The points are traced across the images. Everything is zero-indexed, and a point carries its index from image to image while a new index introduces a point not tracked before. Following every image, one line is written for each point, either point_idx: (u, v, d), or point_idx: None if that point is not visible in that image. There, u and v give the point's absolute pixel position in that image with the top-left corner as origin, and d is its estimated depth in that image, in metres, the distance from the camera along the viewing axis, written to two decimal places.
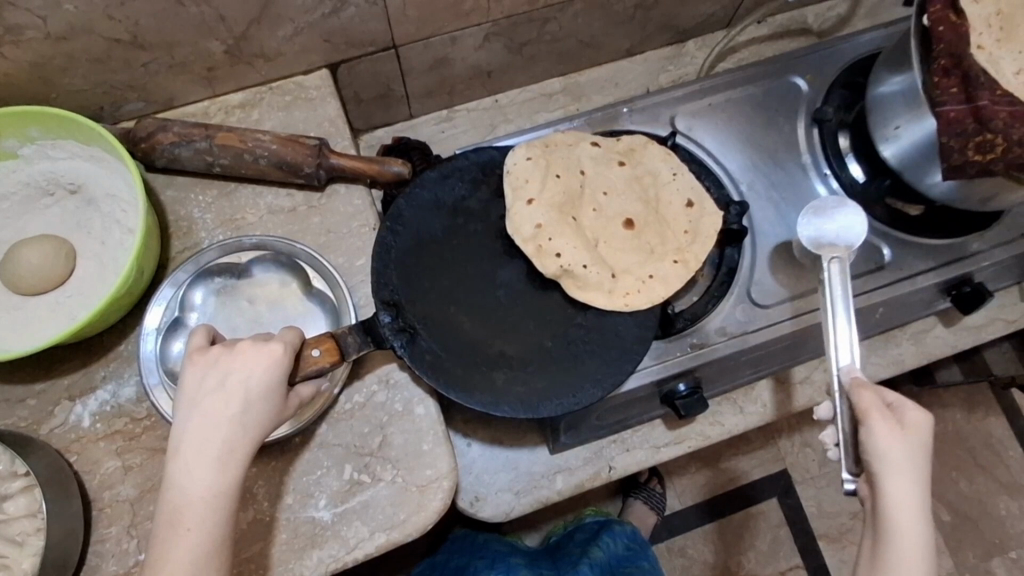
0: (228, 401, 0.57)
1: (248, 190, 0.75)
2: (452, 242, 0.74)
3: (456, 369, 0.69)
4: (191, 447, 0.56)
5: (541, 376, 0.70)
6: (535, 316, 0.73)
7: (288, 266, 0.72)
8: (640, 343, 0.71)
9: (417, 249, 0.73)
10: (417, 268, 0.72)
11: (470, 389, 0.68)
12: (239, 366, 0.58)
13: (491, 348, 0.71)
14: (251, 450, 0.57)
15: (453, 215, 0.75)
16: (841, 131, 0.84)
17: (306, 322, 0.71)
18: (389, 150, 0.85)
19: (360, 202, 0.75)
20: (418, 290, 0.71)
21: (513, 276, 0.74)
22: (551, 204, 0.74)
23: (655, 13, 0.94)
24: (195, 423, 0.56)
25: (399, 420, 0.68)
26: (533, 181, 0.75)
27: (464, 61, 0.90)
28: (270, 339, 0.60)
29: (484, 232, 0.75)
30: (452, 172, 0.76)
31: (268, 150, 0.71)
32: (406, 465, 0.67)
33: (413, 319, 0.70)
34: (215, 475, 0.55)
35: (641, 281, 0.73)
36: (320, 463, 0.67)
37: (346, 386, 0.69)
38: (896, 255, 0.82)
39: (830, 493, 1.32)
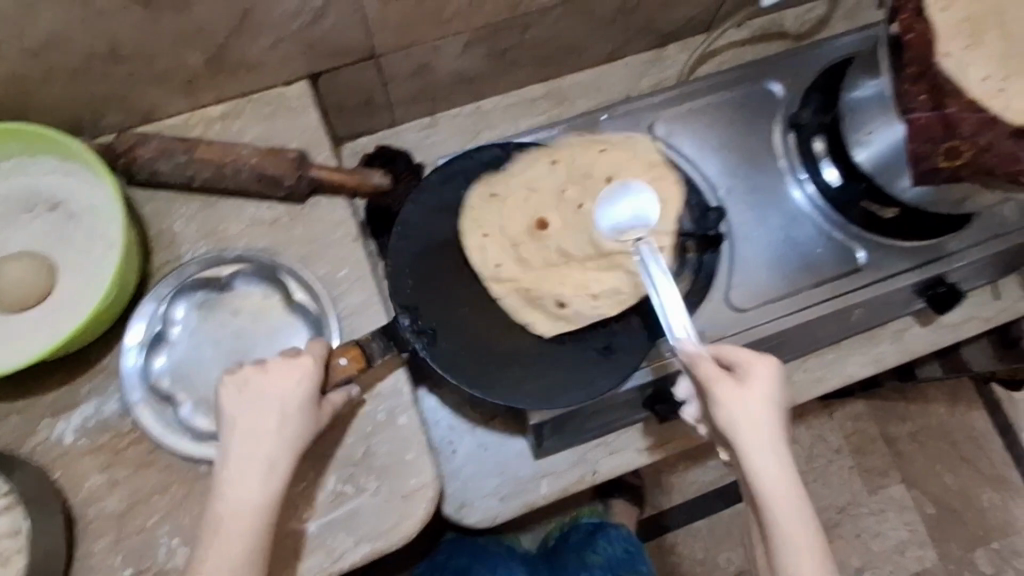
0: (266, 415, 0.59)
1: (230, 203, 0.75)
2: (449, 248, 0.76)
3: (473, 365, 0.72)
4: (235, 460, 0.58)
5: (557, 370, 0.73)
6: (534, 313, 0.74)
7: (271, 279, 0.72)
8: (622, 346, 0.73)
9: (424, 254, 0.75)
10: (427, 270, 0.75)
11: (489, 384, 0.71)
12: (275, 387, 0.61)
13: (506, 344, 0.73)
14: (292, 462, 0.59)
15: (457, 217, 0.77)
16: (818, 134, 0.84)
17: (288, 336, 0.71)
18: (372, 158, 0.91)
19: (341, 213, 0.75)
20: (433, 294, 0.74)
21: (507, 272, 0.75)
22: (525, 184, 0.78)
23: (635, 18, 0.94)
24: (238, 437, 0.59)
25: (383, 430, 0.69)
26: (539, 154, 0.79)
27: (445, 68, 0.90)
28: (298, 353, 0.64)
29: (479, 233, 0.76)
30: (454, 175, 0.79)
31: (247, 163, 0.71)
32: (390, 475, 0.68)
33: (431, 322, 0.73)
34: (260, 485, 0.58)
35: (516, 291, 0.74)
36: (304, 474, 0.67)
37: None
38: (872, 258, 0.83)
39: (816, 489, 1.38)
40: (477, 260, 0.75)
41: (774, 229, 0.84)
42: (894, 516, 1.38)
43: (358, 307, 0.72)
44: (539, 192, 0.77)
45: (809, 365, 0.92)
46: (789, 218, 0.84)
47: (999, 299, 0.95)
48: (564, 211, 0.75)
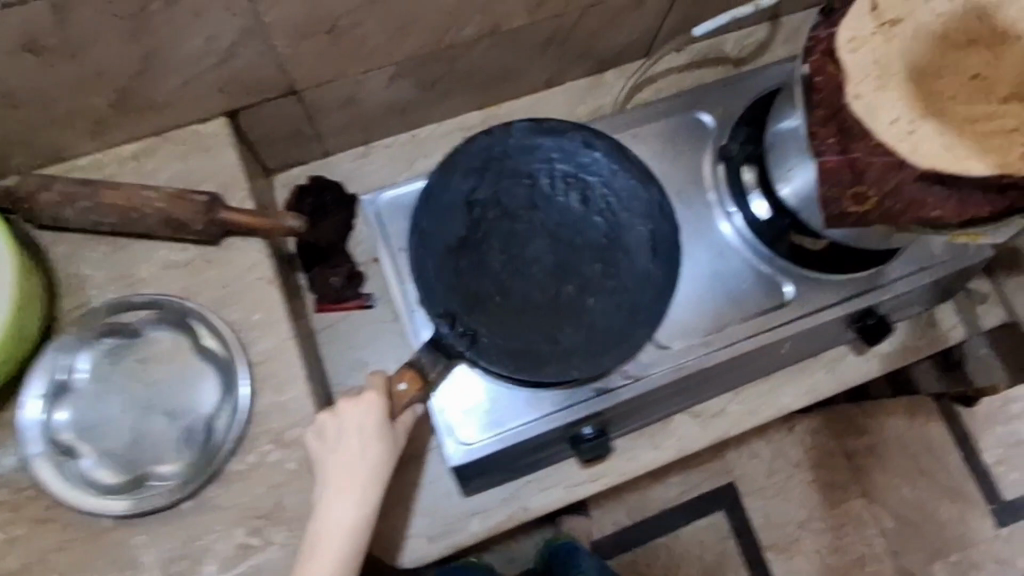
0: (350, 450, 0.66)
1: (142, 247, 0.73)
2: (465, 246, 0.77)
3: (519, 351, 0.75)
4: (331, 491, 0.65)
5: (598, 343, 0.76)
6: (562, 300, 0.77)
7: (182, 324, 0.71)
8: (651, 314, 0.77)
9: (448, 257, 0.77)
10: (451, 273, 0.76)
11: (539, 366, 0.75)
12: (348, 423, 0.67)
13: (550, 322, 0.76)
14: (380, 486, 0.67)
15: (469, 215, 0.78)
16: (745, 164, 0.83)
17: (198, 383, 0.70)
18: (303, 190, 0.92)
19: (257, 256, 0.74)
20: (462, 295, 0.76)
21: (527, 264, 0.78)
22: (513, 183, 0.79)
23: (569, 45, 0.93)
24: (332, 473, 0.66)
25: (293, 480, 0.68)
26: (515, 148, 0.79)
27: (374, 99, 0.87)
28: (360, 390, 0.70)
29: (500, 225, 0.78)
30: (452, 171, 0.78)
31: (154, 208, 0.69)
32: (299, 527, 0.67)
33: (471, 324, 0.75)
34: (354, 507, 0.65)
35: (534, 279, 0.77)
36: (209, 527, 0.66)
37: (239, 447, 0.68)
38: (798, 291, 0.84)
39: (776, 505, 1.39)
40: (490, 259, 0.77)
41: (710, 261, 0.83)
42: (854, 532, 1.39)
43: (271, 353, 0.71)
44: (540, 186, 0.79)
45: (743, 397, 0.92)
46: (717, 252, 0.84)
47: (933, 327, 0.96)
48: (568, 202, 0.79)
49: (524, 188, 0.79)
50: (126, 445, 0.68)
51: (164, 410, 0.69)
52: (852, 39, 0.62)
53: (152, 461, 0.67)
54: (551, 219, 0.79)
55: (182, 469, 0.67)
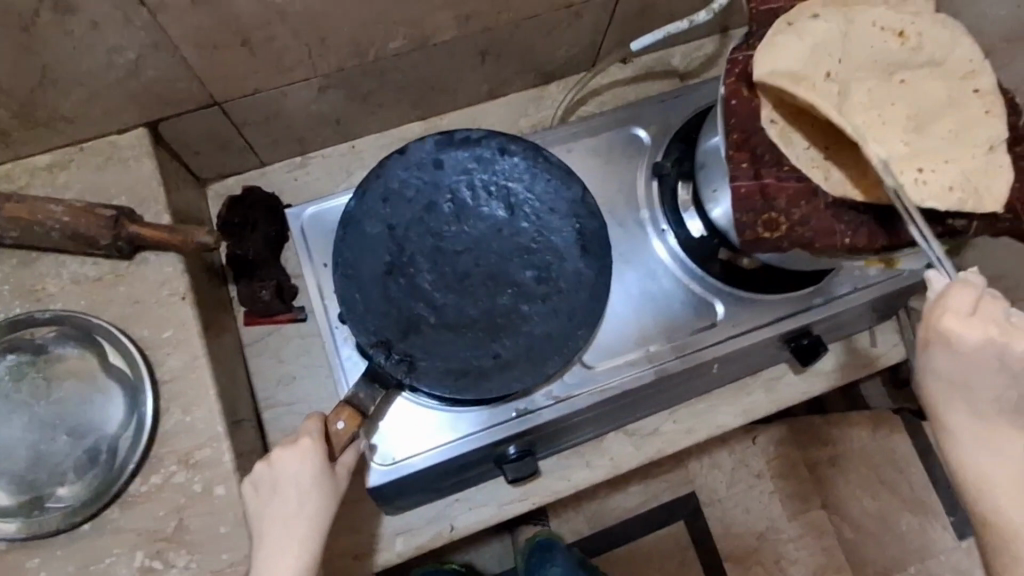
0: (286, 500, 0.64)
1: (51, 261, 0.71)
2: (392, 271, 0.76)
3: (458, 371, 0.73)
4: (270, 542, 0.64)
5: (544, 352, 0.75)
6: (496, 310, 0.76)
7: (89, 342, 0.69)
8: (588, 315, 0.76)
9: (380, 282, 0.75)
10: (374, 298, 0.75)
11: (482, 384, 0.73)
12: (286, 474, 0.65)
13: (487, 335, 0.75)
14: (320, 533, 0.65)
15: (392, 235, 0.76)
16: (679, 183, 0.82)
17: (103, 402, 0.68)
18: (236, 201, 0.89)
19: (170, 270, 0.72)
20: (391, 320, 0.74)
21: (459, 275, 0.76)
22: (431, 191, 0.78)
23: (506, 58, 0.92)
24: (271, 523, 0.64)
25: (197, 502, 0.66)
26: (429, 157, 0.78)
27: (303, 111, 0.86)
28: (297, 436, 0.67)
29: (425, 241, 0.76)
30: (370, 191, 0.77)
31: (60, 222, 0.68)
32: (202, 550, 0.65)
33: (406, 349, 0.73)
34: (293, 558, 0.63)
35: (464, 291, 0.76)
36: (109, 550, 0.65)
37: (143, 468, 0.67)
38: (728, 310, 0.82)
39: (736, 515, 1.37)
40: (415, 278, 0.75)
41: (645, 282, 0.83)
42: (812, 540, 1.35)
43: (180, 371, 0.70)
44: (461, 197, 0.78)
45: (679, 415, 0.91)
46: (649, 271, 0.83)
47: (874, 347, 0.95)
48: (493, 211, 0.78)
49: (445, 202, 0.77)
50: (23, 467, 0.66)
51: (64, 431, 0.67)
52: (777, 33, 0.61)
53: (49, 484, 0.66)
54: (473, 227, 0.77)
55: (79, 493, 0.65)
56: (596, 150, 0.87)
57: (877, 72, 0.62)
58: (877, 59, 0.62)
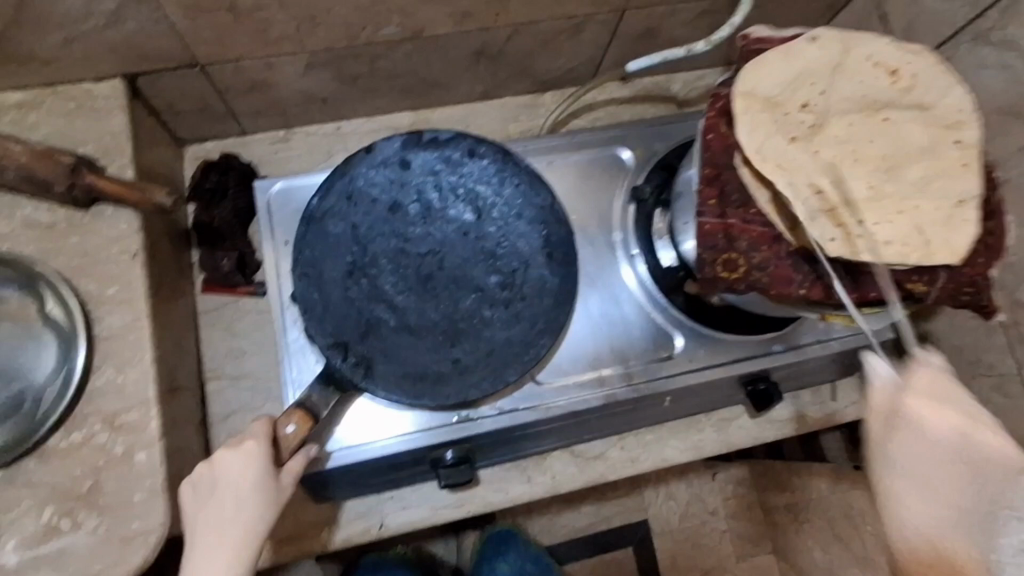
0: (225, 502, 0.64)
1: (5, 201, 0.70)
2: (353, 270, 0.74)
3: (416, 374, 0.72)
4: (206, 543, 0.63)
5: (503, 359, 0.74)
6: (457, 316, 0.74)
7: (36, 287, 0.68)
8: (552, 323, 0.75)
9: (341, 281, 0.74)
10: (332, 295, 0.73)
11: (437, 389, 0.72)
12: (227, 475, 0.64)
13: (446, 339, 0.74)
14: (258, 537, 0.64)
15: (353, 233, 0.75)
16: (656, 211, 0.81)
17: (36, 350, 0.67)
18: (210, 166, 0.88)
19: (125, 227, 0.71)
20: (351, 320, 0.73)
21: (422, 278, 0.75)
22: (397, 188, 0.76)
23: (501, 62, 0.91)
24: (208, 525, 0.63)
25: (116, 465, 0.65)
26: (396, 153, 0.77)
27: (289, 86, 0.86)
28: (243, 437, 0.66)
29: (388, 241, 0.75)
30: (335, 185, 0.76)
31: (16, 163, 0.67)
32: (113, 515, 0.64)
33: (365, 352, 0.72)
34: (228, 559, 0.62)
35: (425, 293, 0.74)
36: (18, 502, 0.63)
37: (66, 422, 0.66)
38: (687, 346, 0.81)
39: (685, 548, 1.36)
40: (376, 279, 0.74)
41: (609, 307, 0.81)
42: None
43: (120, 328, 0.69)
44: (428, 198, 0.77)
45: (627, 443, 0.90)
46: (612, 296, 0.82)
47: (834, 401, 0.93)
48: (459, 216, 0.77)
49: (410, 203, 0.76)
50: None
51: None
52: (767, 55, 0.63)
53: None
54: (436, 228, 0.76)
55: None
56: (576, 167, 0.86)
57: (858, 108, 0.63)
58: (859, 97, 0.63)
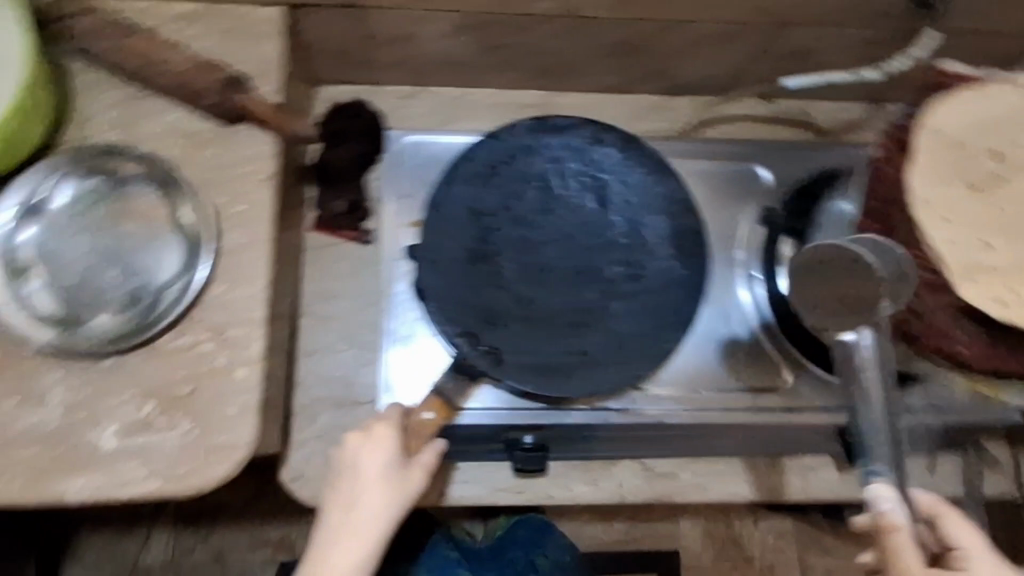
0: (359, 488, 0.64)
1: (155, 103, 0.72)
2: (478, 253, 0.75)
3: (537, 364, 0.73)
4: (339, 528, 0.64)
5: (622, 357, 0.74)
6: (575, 305, 0.75)
7: (169, 189, 0.70)
8: (671, 329, 0.75)
9: (464, 265, 0.75)
10: (456, 276, 0.74)
11: (558, 382, 0.73)
12: (362, 466, 0.65)
13: (565, 329, 0.74)
14: (391, 525, 0.65)
15: (476, 217, 0.76)
16: (786, 238, 0.77)
17: (162, 251, 0.69)
18: (340, 110, 0.87)
19: (261, 150, 0.72)
20: (476, 305, 0.74)
21: (542, 264, 0.76)
22: (521, 175, 0.78)
23: (646, 55, 0.88)
24: (344, 511, 0.64)
25: (214, 376, 0.66)
26: (522, 139, 0.79)
27: (434, 43, 0.86)
28: (374, 424, 0.67)
29: (511, 226, 0.77)
30: (461, 165, 0.78)
31: (177, 69, 0.70)
32: (205, 424, 0.65)
33: (493, 342, 0.73)
34: (360, 544, 0.63)
35: (543, 282, 0.75)
36: (121, 391, 0.65)
37: (176, 326, 0.67)
38: (794, 381, 0.80)
39: None
40: (500, 266, 0.75)
41: (719, 330, 0.80)
42: None
43: (241, 246, 0.69)
44: (549, 184, 0.78)
45: None
46: (723, 316, 0.81)
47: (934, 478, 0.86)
48: (577, 205, 0.78)
49: (534, 191, 0.78)
50: (75, 286, 0.67)
51: (124, 265, 0.68)
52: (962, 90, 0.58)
53: (93, 309, 0.67)
54: (553, 217, 0.77)
55: (116, 327, 0.66)
56: (705, 180, 0.84)
57: None
58: None
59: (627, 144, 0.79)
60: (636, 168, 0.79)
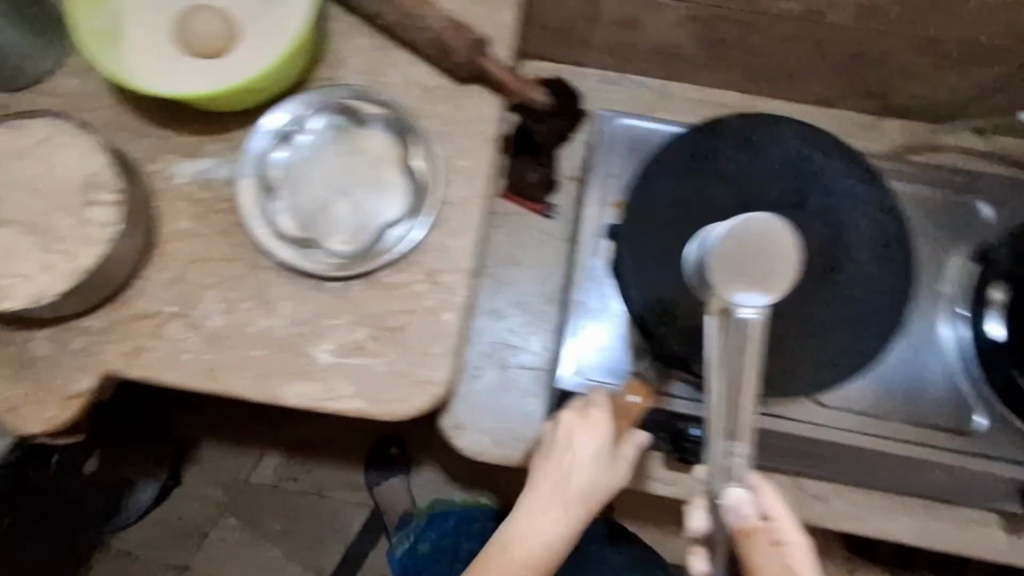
0: (564, 466, 0.69)
1: (400, 54, 0.76)
2: (684, 244, 0.71)
3: (746, 365, 0.69)
4: (537, 498, 0.69)
5: (831, 366, 0.70)
6: (780, 315, 0.70)
7: (404, 135, 0.73)
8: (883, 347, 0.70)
9: (669, 257, 0.71)
10: (662, 268, 0.71)
11: (768, 384, 0.69)
12: (578, 451, 0.68)
13: (776, 331, 0.69)
14: (593, 509, 0.69)
15: (683, 208, 0.72)
16: (1002, 281, 0.74)
17: (389, 193, 0.73)
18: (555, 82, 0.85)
19: (490, 111, 0.75)
20: (682, 299, 0.70)
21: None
22: (732, 168, 0.73)
23: (869, 70, 0.86)
24: (542, 485, 0.69)
25: (424, 315, 0.70)
26: (734, 131, 0.74)
27: (655, 32, 0.87)
28: (589, 408, 0.70)
29: (714, 222, 0.72)
30: (669, 153, 0.74)
31: (434, 24, 0.72)
32: (411, 357, 0.69)
33: (699, 338, 0.69)
34: (555, 524, 0.68)
35: None
36: (340, 314, 0.70)
37: (394, 264, 0.71)
38: (987, 430, 0.75)
39: None
40: None
41: (911, 360, 0.77)
42: None
43: (461, 199, 0.73)
44: (757, 184, 0.73)
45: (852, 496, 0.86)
46: (921, 350, 0.77)
47: None
48: (785, 210, 0.72)
49: (745, 184, 0.72)
50: (313, 210, 0.72)
51: (357, 199, 0.73)
52: None
53: (327, 234, 0.72)
54: (765, 213, 0.72)
55: (348, 254, 0.71)
56: (918, 203, 0.81)
57: None
58: None
59: (844, 154, 0.73)
60: (853, 176, 0.73)
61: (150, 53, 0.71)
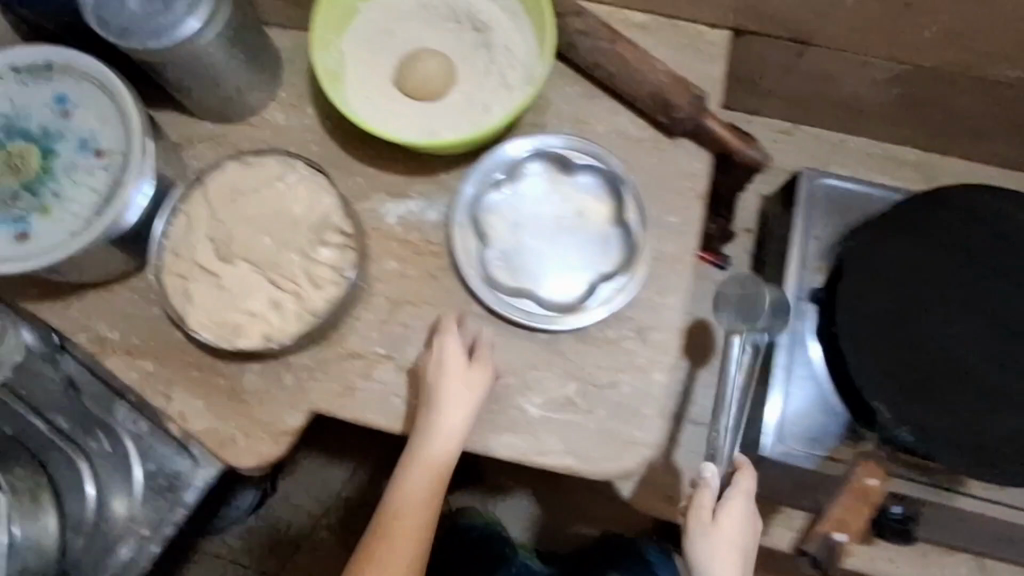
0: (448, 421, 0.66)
1: (609, 104, 0.75)
2: (901, 315, 0.68)
3: (964, 445, 0.66)
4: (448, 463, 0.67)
5: None
6: (1008, 393, 0.66)
7: (616, 189, 0.73)
8: None
9: (884, 328, 0.68)
10: (877, 338, 0.68)
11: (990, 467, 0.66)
12: (448, 418, 0.66)
13: (1000, 411, 0.66)
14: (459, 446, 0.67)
15: (899, 275, 0.69)
16: None
17: (598, 246, 0.72)
18: None
19: (701, 166, 0.73)
20: (897, 372, 0.67)
21: (966, 336, 0.68)
22: (952, 236, 0.70)
23: None
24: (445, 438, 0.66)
25: (634, 373, 0.69)
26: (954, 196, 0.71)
27: (854, 89, 0.84)
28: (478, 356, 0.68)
29: (931, 288, 0.69)
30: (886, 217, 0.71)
31: (658, 78, 0.70)
32: (621, 415, 0.69)
33: (915, 415, 0.66)
34: (431, 469, 0.67)
35: (975, 358, 0.67)
36: (550, 367, 0.70)
37: (604, 319, 0.70)
38: None
39: None
40: (924, 333, 0.68)
41: None
42: None
43: (672, 256, 0.72)
44: (983, 257, 0.69)
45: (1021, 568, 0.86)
46: None
47: None
48: (1014, 281, 0.68)
49: (968, 253, 0.69)
50: (526, 261, 0.72)
51: (568, 251, 0.72)
52: None
53: (540, 286, 0.71)
54: (987, 287, 0.69)
55: (560, 307, 0.71)
56: None
57: None
58: None
59: None
60: None
61: (369, 94, 0.72)
